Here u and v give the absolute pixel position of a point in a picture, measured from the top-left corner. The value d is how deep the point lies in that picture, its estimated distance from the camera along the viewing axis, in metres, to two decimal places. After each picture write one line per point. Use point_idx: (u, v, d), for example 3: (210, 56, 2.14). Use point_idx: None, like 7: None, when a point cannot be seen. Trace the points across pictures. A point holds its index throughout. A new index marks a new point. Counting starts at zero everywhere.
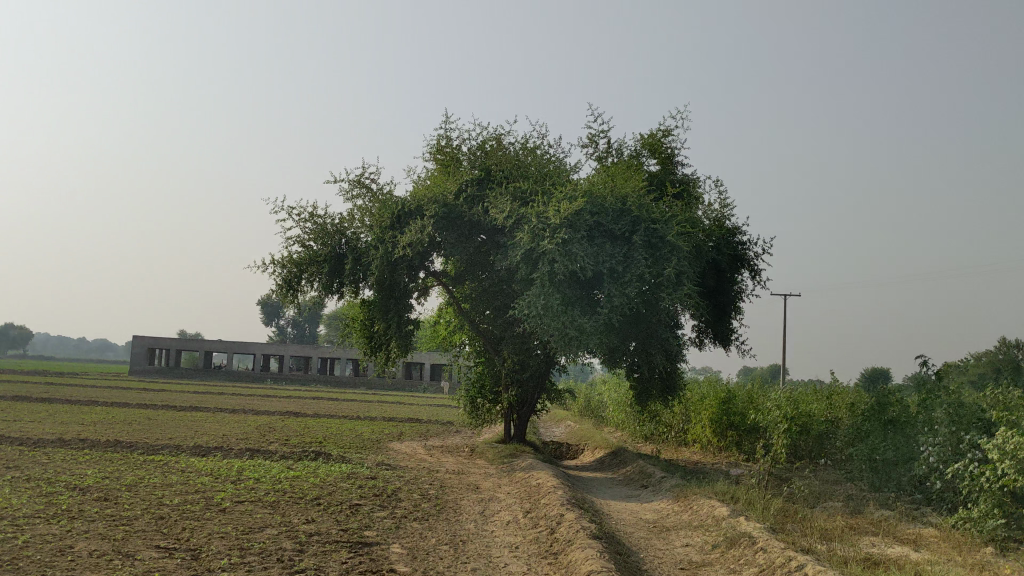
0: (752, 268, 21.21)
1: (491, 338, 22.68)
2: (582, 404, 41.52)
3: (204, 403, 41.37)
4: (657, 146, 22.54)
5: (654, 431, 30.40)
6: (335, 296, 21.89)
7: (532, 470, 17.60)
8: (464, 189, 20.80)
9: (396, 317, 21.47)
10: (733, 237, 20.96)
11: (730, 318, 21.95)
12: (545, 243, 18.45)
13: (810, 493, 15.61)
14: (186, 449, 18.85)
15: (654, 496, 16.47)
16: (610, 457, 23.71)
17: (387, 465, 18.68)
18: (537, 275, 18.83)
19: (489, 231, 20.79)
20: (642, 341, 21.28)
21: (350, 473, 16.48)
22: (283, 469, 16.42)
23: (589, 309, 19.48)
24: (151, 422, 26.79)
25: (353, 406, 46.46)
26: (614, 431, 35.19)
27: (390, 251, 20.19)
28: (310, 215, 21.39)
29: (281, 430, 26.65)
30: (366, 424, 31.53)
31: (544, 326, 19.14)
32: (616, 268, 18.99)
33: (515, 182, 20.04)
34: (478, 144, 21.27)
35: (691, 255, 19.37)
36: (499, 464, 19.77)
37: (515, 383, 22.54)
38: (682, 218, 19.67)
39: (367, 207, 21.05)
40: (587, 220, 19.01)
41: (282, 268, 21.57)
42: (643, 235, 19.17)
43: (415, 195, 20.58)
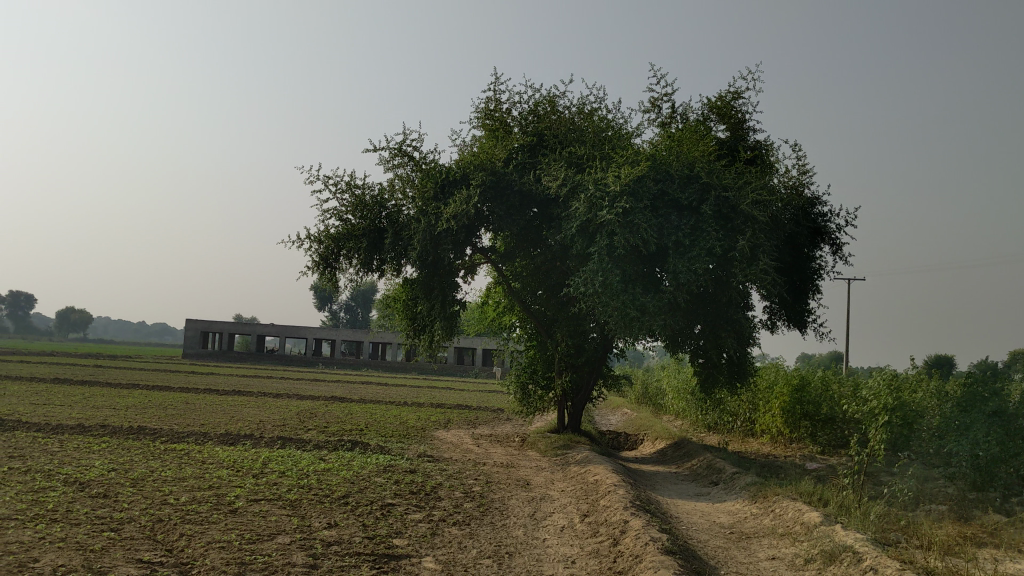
0: (834, 242, 19.13)
1: (545, 320, 20.97)
2: (640, 390, 39.68)
3: (249, 387, 40.28)
4: (726, 110, 20.53)
5: (718, 420, 28.50)
6: (375, 273, 20.31)
7: (589, 464, 15.84)
8: (515, 156, 19.06)
9: (441, 296, 19.82)
10: (813, 208, 18.90)
11: (807, 299, 19.94)
12: (603, 214, 16.63)
13: (908, 495, 13.65)
14: (213, 437, 17.42)
15: (728, 496, 14.58)
16: (673, 449, 21.86)
17: (430, 456, 17.05)
18: (594, 249, 16.99)
19: (541, 203, 18.99)
20: (710, 323, 19.39)
21: (387, 466, 14.88)
22: (313, 461, 14.87)
23: (652, 287, 17.57)
24: (185, 407, 25.51)
25: (403, 391, 45.04)
26: (674, 419, 33.31)
27: (433, 224, 18.52)
28: (348, 186, 19.87)
29: (323, 417, 25.23)
30: (412, 410, 29.96)
31: (603, 305, 17.31)
32: (683, 242, 17.09)
33: (571, 147, 18.23)
34: (531, 108, 19.48)
35: (768, 226, 17.38)
36: (552, 457, 18.03)
37: (570, 368, 20.83)
38: (757, 185, 17.70)
39: (409, 177, 19.46)
40: (651, 188, 17.14)
41: (318, 243, 20.07)
42: (714, 204, 17.23)
43: (461, 164, 18.89)
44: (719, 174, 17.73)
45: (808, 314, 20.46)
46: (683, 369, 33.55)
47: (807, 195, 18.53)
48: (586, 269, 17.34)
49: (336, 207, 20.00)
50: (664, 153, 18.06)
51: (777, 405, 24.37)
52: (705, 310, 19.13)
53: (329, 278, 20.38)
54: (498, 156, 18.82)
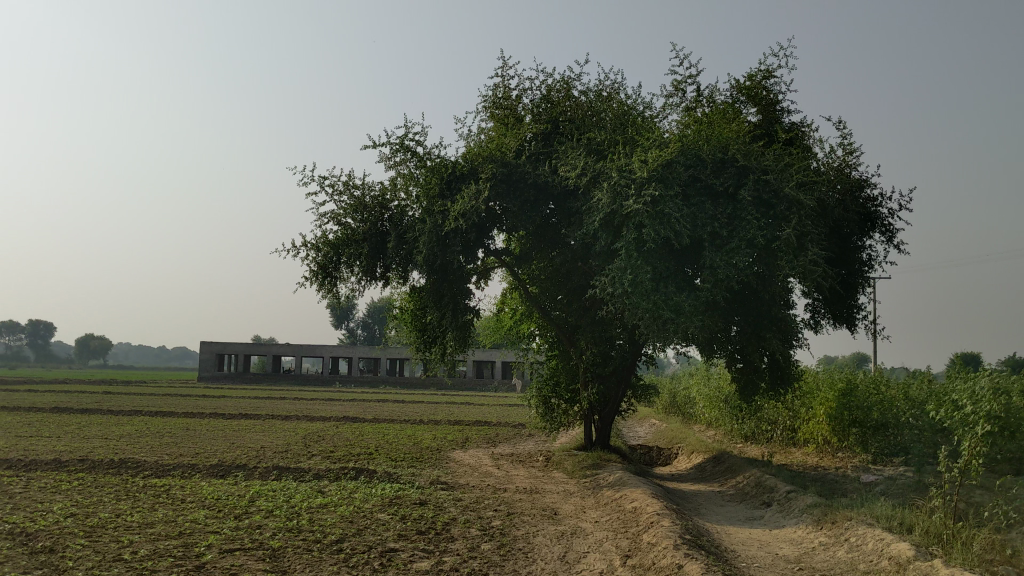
0: (887, 229, 17.16)
1: (567, 328, 19.14)
2: (667, 399, 37.72)
3: (258, 409, 38.50)
4: (757, 91, 18.63)
5: (756, 429, 26.55)
6: (379, 282, 18.50)
7: (624, 488, 13.93)
8: (527, 147, 17.26)
9: (451, 304, 18.01)
10: (861, 191, 16.97)
11: (857, 293, 18.00)
12: (629, 203, 14.81)
13: (1000, 516, 11.66)
14: (202, 469, 15.60)
15: (785, 520, 12.65)
16: (712, 464, 19.91)
17: (444, 483, 15.17)
18: (620, 244, 15.15)
19: (558, 198, 17.20)
20: (751, 322, 17.52)
21: (394, 498, 13.01)
22: (310, 494, 13.02)
23: (687, 286, 15.68)
24: (184, 434, 23.71)
25: (419, 408, 43.21)
26: (707, 429, 31.35)
27: (439, 224, 16.72)
28: (345, 186, 18.13)
29: (331, 440, 23.40)
30: (428, 429, 28.10)
31: (631, 307, 15.44)
32: (719, 232, 15.26)
33: (590, 133, 16.42)
34: (541, 94, 17.67)
35: (814, 211, 15.52)
36: (581, 479, 16.13)
37: (597, 379, 18.99)
38: (799, 167, 15.87)
39: (413, 174, 17.74)
40: (682, 174, 15.34)
41: (316, 250, 18.32)
42: (753, 189, 15.40)
43: (468, 157, 17.12)
44: (756, 157, 15.92)
45: (857, 310, 18.54)
46: (714, 377, 31.62)
47: (854, 177, 16.62)
48: (611, 267, 15.47)
49: (334, 210, 18.26)
50: (691, 137, 16.24)
51: (821, 412, 22.43)
52: (746, 309, 17.27)
53: (329, 288, 18.59)
54: (508, 147, 17.03)
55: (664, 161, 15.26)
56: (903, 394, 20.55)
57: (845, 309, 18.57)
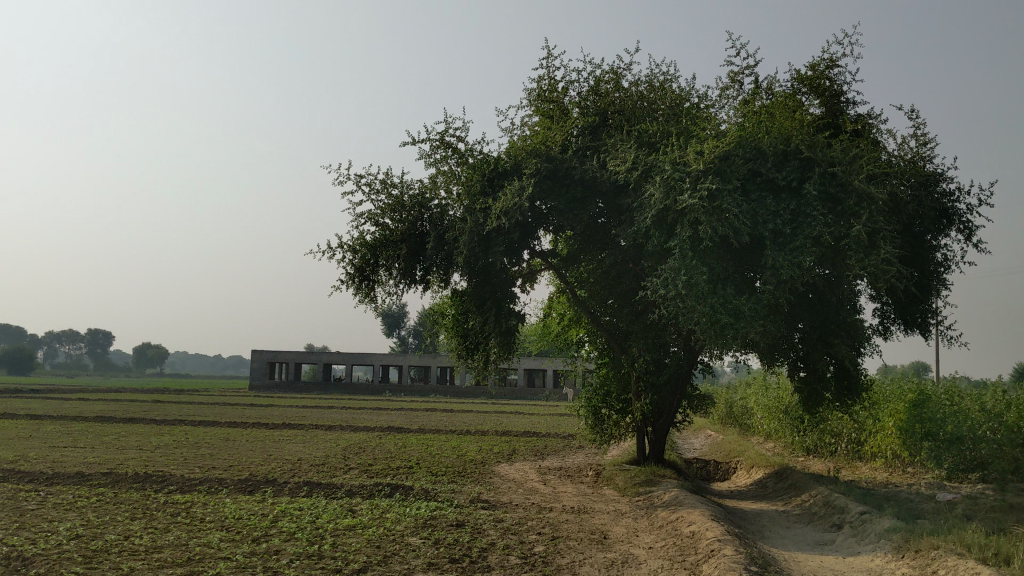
0: (966, 226, 15.76)
1: (617, 334, 18.04)
2: (723, 409, 36.28)
3: (303, 419, 37.87)
4: (821, 80, 17.37)
5: (819, 442, 25.12)
6: (419, 286, 17.55)
7: (680, 509, 12.78)
8: (574, 141, 16.22)
9: (495, 310, 17.01)
10: (937, 184, 15.60)
11: (932, 295, 16.61)
12: (684, 198, 13.68)
13: None
14: (230, 484, 14.79)
15: (860, 546, 11.40)
16: (774, 480, 18.62)
17: (485, 501, 14.14)
18: (674, 243, 14.03)
19: (608, 196, 16.12)
20: (817, 327, 16.27)
21: (429, 518, 12.02)
22: (338, 514, 12.11)
23: (746, 288, 14.49)
24: (222, 445, 23.04)
25: (467, 417, 42.25)
26: (766, 442, 29.91)
27: (481, 223, 15.75)
28: (384, 185, 17.29)
29: (373, 452, 22.53)
30: (475, 440, 27.13)
31: (686, 312, 14.30)
32: (782, 230, 14.06)
33: (641, 125, 15.31)
34: (589, 85, 16.60)
35: (887, 206, 14.23)
36: (633, 496, 15.00)
37: (650, 389, 17.84)
38: (870, 159, 14.60)
39: (454, 172, 16.81)
40: (741, 167, 14.19)
41: (353, 253, 17.48)
42: (819, 182, 14.18)
43: (511, 152, 16.13)
44: (822, 148, 14.70)
45: (931, 315, 17.15)
46: (773, 387, 30.19)
47: (929, 170, 15.26)
48: (665, 269, 14.35)
49: (371, 210, 17.42)
50: (750, 129, 15.08)
51: (891, 424, 20.98)
52: (811, 312, 16.02)
53: (366, 293, 17.73)
54: (554, 141, 16.00)
55: (722, 153, 14.13)
56: (980, 406, 19.08)
57: (918, 313, 17.19)
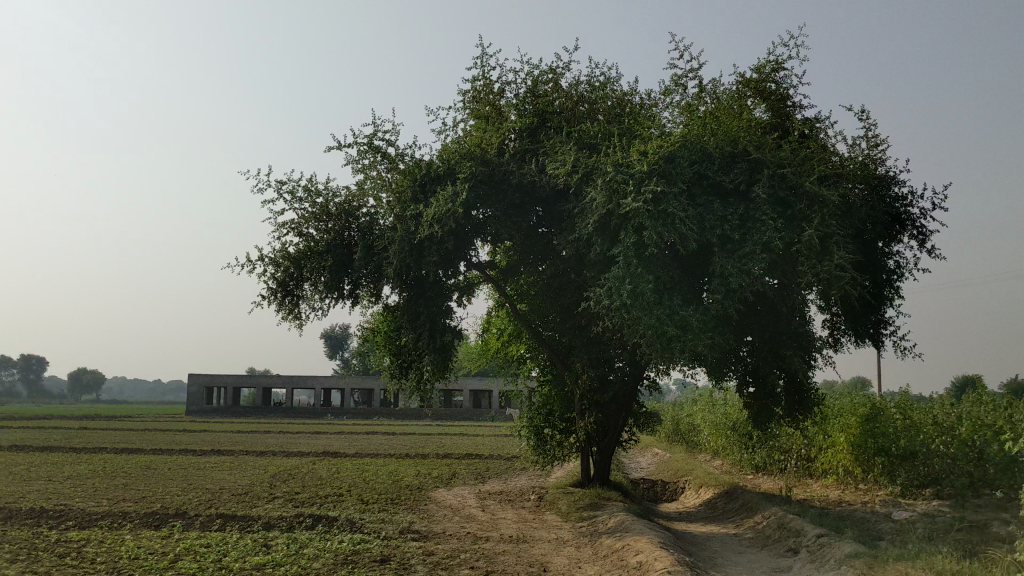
0: (919, 231, 15.14)
1: (559, 350, 17.12)
2: (670, 427, 35.54)
3: (236, 444, 36.24)
4: (766, 82, 16.68)
5: (768, 459, 24.42)
6: (346, 300, 16.42)
7: (626, 536, 11.81)
8: (511, 144, 15.27)
9: (429, 325, 15.91)
10: (889, 188, 14.96)
11: (884, 304, 15.96)
12: (627, 202, 12.81)
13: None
14: (135, 519, 13.46)
15: (820, 574, 10.53)
16: (724, 501, 17.77)
17: (416, 531, 13.03)
18: (617, 250, 13.12)
19: (547, 202, 15.21)
20: (767, 339, 15.48)
21: (352, 554, 10.87)
22: (249, 552, 10.90)
23: (693, 298, 13.64)
24: (141, 474, 21.52)
25: (409, 440, 40.97)
26: (714, 459, 29.18)
27: (412, 230, 14.70)
28: (308, 192, 16.20)
29: (303, 480, 21.22)
30: (413, 464, 25.89)
31: (631, 324, 13.39)
32: (730, 236, 13.26)
33: (581, 126, 14.41)
34: (525, 86, 15.67)
35: (839, 210, 13.52)
36: (576, 522, 14.01)
37: (594, 407, 16.87)
38: (820, 160, 13.89)
39: (383, 178, 15.78)
40: (687, 170, 13.38)
41: (275, 265, 16.33)
42: (768, 185, 13.43)
43: (443, 156, 15.13)
44: (771, 150, 13.96)
45: (882, 326, 16.52)
46: (720, 403, 29.50)
47: (881, 172, 14.61)
48: (607, 278, 13.44)
49: (294, 220, 16.30)
50: (695, 130, 14.28)
51: (842, 440, 20.33)
52: (761, 323, 15.24)
53: (290, 309, 16.56)
54: (489, 144, 15.02)
55: (666, 154, 13.29)
56: (933, 419, 18.50)
57: (869, 324, 16.53)
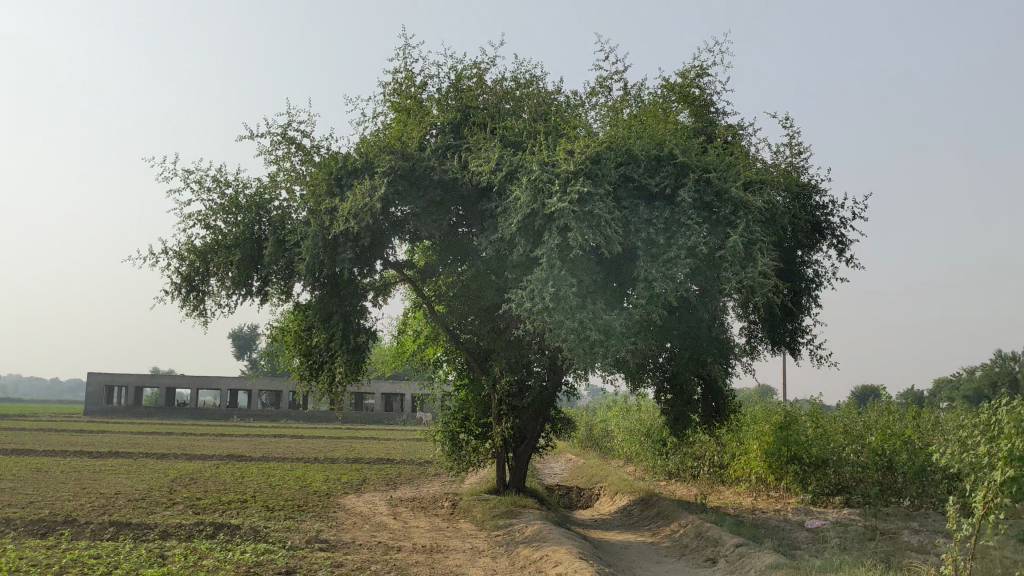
0: (838, 240, 15.22)
1: (476, 353, 16.69)
2: (583, 433, 35.45)
3: (135, 446, 34.74)
4: (690, 86, 16.57)
5: (681, 466, 24.43)
6: (255, 297, 15.70)
7: (544, 547, 11.43)
8: (432, 140, 14.79)
9: (343, 324, 15.31)
10: (810, 197, 14.97)
11: (802, 312, 16.00)
12: (552, 202, 12.48)
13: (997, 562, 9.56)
14: (19, 527, 12.51)
15: None
16: (640, 509, 17.59)
17: (324, 541, 12.43)
18: (541, 251, 12.77)
19: (468, 201, 14.77)
20: (687, 345, 15.34)
21: (255, 566, 10.23)
22: (142, 564, 10.16)
23: (616, 303, 13.38)
24: (30, 478, 20.28)
25: (318, 443, 39.96)
26: (627, 465, 29.13)
27: (326, 226, 14.09)
28: (217, 183, 15.43)
29: (204, 485, 20.30)
30: (322, 469, 25.10)
31: (551, 327, 13.04)
32: (655, 240, 13.05)
33: (506, 123, 14.01)
34: (448, 80, 15.20)
35: (763, 217, 13.43)
36: (491, 530, 13.59)
37: (511, 412, 16.49)
38: (745, 166, 13.79)
39: (297, 171, 15.13)
40: (613, 171, 13.11)
41: (180, 258, 15.52)
42: (694, 190, 13.26)
43: (361, 149, 14.56)
44: (697, 154, 13.80)
45: (799, 334, 16.57)
46: (634, 409, 29.49)
47: (803, 181, 14.61)
48: (529, 280, 13.07)
49: (201, 211, 15.51)
50: (622, 133, 14.04)
51: (754, 448, 20.41)
52: (682, 330, 15.09)
53: (195, 305, 15.74)
54: (410, 138, 14.51)
55: (592, 155, 12.99)
56: (844, 427, 18.71)
57: (786, 332, 16.59)
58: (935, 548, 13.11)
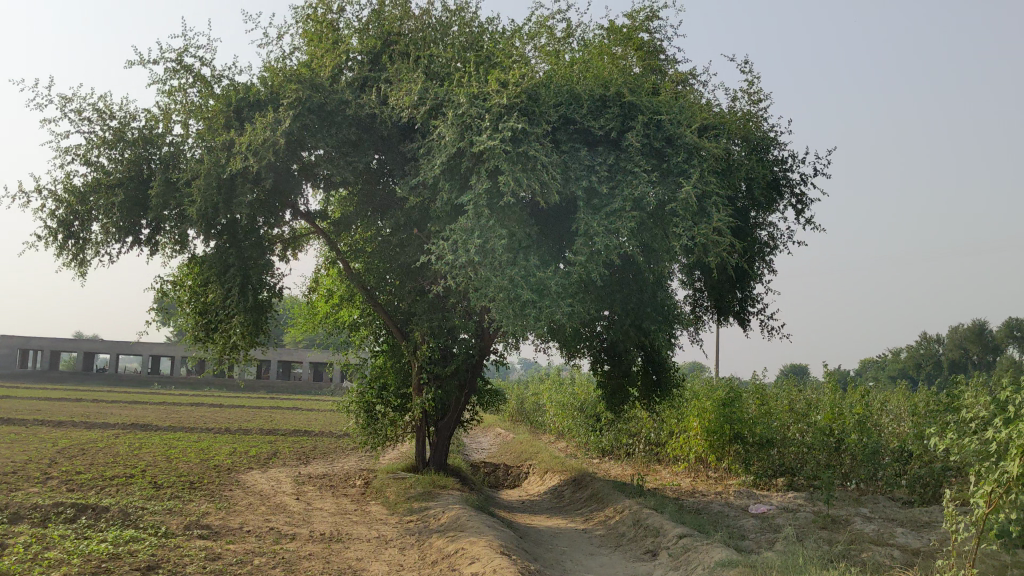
0: (797, 199, 13.88)
1: (396, 317, 15.02)
2: (516, 407, 34.02)
3: (34, 413, 32.25)
4: (640, 25, 14.97)
5: (616, 443, 23.12)
6: (143, 246, 13.76)
7: (461, 537, 9.84)
8: (348, 72, 12.99)
9: (241, 280, 13.53)
10: (768, 150, 13.57)
11: (753, 279, 14.69)
12: (482, 140, 10.84)
13: (982, 566, 8.25)
14: None
15: None
16: (572, 489, 16.15)
17: (206, 526, 10.66)
18: (468, 198, 11.12)
19: (388, 143, 13.04)
20: (628, 312, 13.86)
21: (110, 560, 8.46)
22: None
23: (551, 261, 11.81)
24: None
25: (236, 413, 37.87)
26: (560, 442, 27.73)
27: (221, 163, 12.27)
28: (99, 113, 13.41)
29: (93, 457, 18.28)
30: (232, 441, 23.15)
31: (477, 286, 11.40)
32: (597, 190, 11.51)
33: (432, 53, 12.28)
34: (369, 4, 13.38)
35: (719, 168, 11.98)
36: (405, 515, 11.96)
37: (433, 382, 14.87)
38: (700, 111, 12.30)
39: (193, 102, 13.22)
40: (551, 110, 11.49)
41: (55, 199, 13.51)
42: (643, 134, 11.74)
43: (267, 77, 12.70)
44: (647, 95, 12.26)
45: (749, 304, 15.24)
46: (569, 382, 28.11)
47: (762, 131, 13.19)
48: (453, 232, 11.42)
49: (81, 145, 13.52)
50: (564, 70, 12.41)
51: (693, 425, 19.14)
52: (623, 295, 13.61)
53: (72, 254, 13.77)
54: (323, 67, 12.68)
55: (529, 89, 11.35)
56: (790, 404, 17.53)
57: (735, 301, 15.24)
58: (893, 539, 11.91)
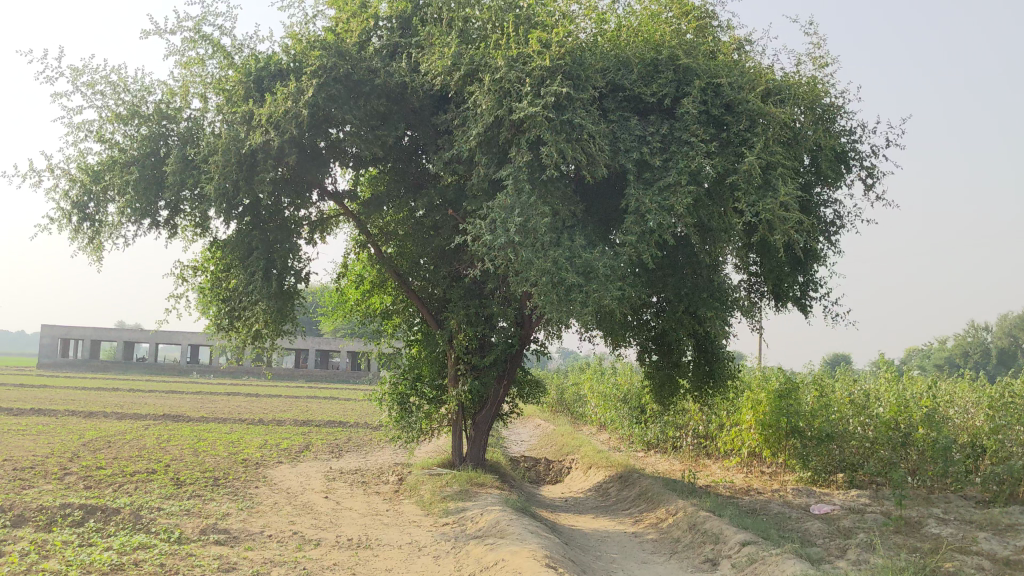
0: (865, 174, 12.70)
1: (430, 304, 14.09)
2: (556, 398, 32.98)
3: (69, 403, 31.84)
4: None
5: (663, 436, 22.04)
6: (161, 229, 12.96)
7: (500, 546, 8.88)
8: (377, 38, 12.04)
9: (264, 263, 12.68)
10: (835, 119, 12.39)
11: (815, 262, 13.54)
12: (521, 107, 9.84)
13: None
14: None
15: None
16: (618, 487, 15.14)
17: (224, 530, 9.82)
18: (506, 172, 10.14)
19: (420, 115, 12.07)
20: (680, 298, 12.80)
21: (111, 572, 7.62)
22: None
23: (598, 242, 10.79)
24: None
25: (272, 403, 37.27)
26: (603, 433, 26.69)
27: (241, 137, 11.39)
28: (114, 86, 12.59)
29: (118, 450, 17.59)
30: (264, 433, 22.41)
31: (516, 268, 10.43)
32: (649, 163, 10.47)
33: (467, 15, 11.29)
34: None
35: (783, 138, 10.88)
36: (440, 517, 11.02)
37: (470, 373, 13.94)
38: (762, 76, 11.19)
39: (212, 73, 12.35)
40: (598, 75, 10.46)
41: (68, 178, 12.74)
42: (699, 101, 10.65)
43: (290, 45, 11.79)
44: (703, 59, 11.17)
45: (811, 288, 14.09)
46: (612, 372, 27.03)
47: (828, 98, 12.02)
48: (490, 210, 10.45)
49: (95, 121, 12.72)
50: (611, 32, 11.34)
51: (747, 418, 18.02)
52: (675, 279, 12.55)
53: (88, 237, 13.00)
54: (349, 33, 11.75)
55: (573, 52, 10.33)
56: (851, 396, 16.36)
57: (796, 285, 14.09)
58: (978, 546, 10.75)
